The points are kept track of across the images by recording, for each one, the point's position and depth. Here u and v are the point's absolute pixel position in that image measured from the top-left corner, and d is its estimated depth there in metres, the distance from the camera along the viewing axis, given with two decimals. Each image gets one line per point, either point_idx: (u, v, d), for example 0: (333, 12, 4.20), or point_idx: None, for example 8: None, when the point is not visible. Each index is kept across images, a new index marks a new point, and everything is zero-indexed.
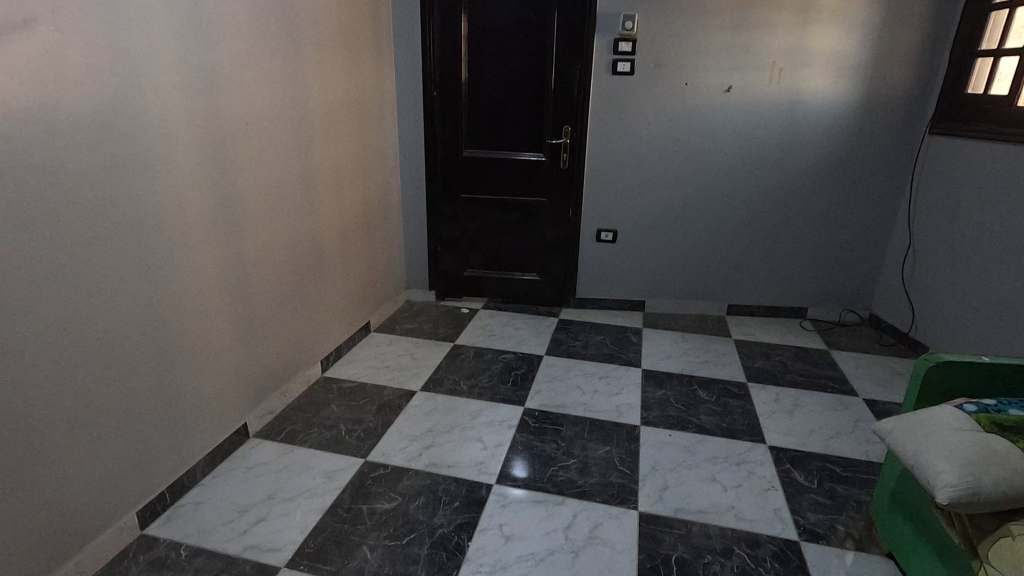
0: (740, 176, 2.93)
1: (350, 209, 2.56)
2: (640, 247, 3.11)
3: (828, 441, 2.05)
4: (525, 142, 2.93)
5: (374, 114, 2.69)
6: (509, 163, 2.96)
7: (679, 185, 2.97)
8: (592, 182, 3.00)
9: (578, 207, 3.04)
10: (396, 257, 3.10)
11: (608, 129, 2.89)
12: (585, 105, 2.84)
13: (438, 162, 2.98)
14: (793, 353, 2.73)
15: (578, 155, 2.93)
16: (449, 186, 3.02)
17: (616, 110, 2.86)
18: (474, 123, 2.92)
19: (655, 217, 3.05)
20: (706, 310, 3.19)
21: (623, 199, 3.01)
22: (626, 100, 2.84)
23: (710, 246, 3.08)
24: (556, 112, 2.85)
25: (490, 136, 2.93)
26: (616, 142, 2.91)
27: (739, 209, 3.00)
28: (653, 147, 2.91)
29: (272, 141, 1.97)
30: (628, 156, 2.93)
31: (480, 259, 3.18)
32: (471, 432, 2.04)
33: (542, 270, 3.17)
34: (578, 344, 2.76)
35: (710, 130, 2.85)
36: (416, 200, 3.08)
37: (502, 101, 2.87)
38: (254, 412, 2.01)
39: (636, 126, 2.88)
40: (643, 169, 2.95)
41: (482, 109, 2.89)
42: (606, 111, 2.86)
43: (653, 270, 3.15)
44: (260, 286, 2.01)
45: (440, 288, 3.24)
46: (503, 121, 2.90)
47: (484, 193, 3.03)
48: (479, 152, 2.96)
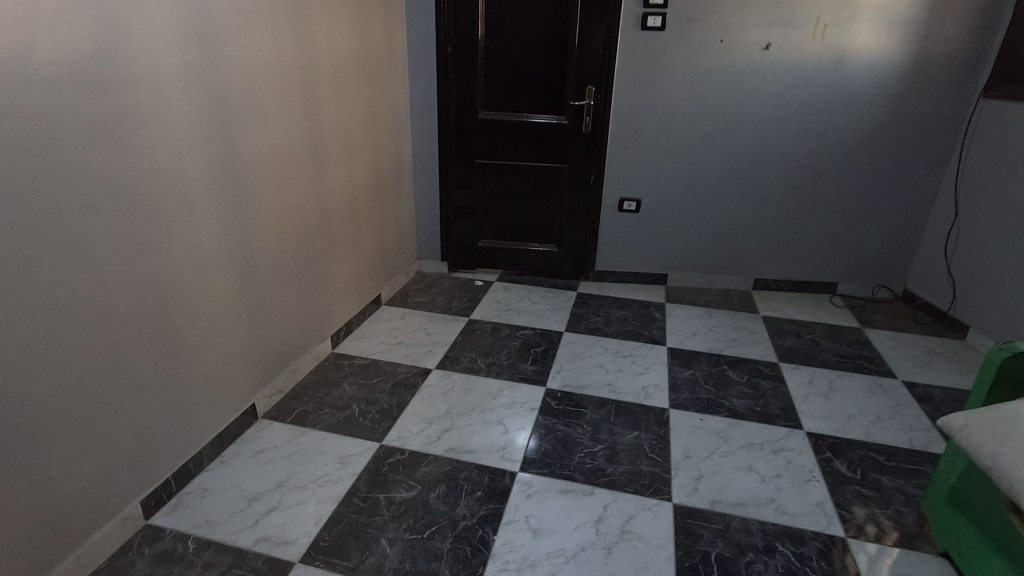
0: (775, 142, 2.75)
1: (359, 175, 2.40)
2: (664, 217, 2.95)
3: (869, 427, 1.94)
4: (545, 104, 2.74)
5: (384, 72, 2.50)
6: (528, 126, 2.78)
7: (709, 151, 2.79)
8: (616, 148, 2.82)
9: (600, 175, 2.87)
10: (407, 227, 2.95)
11: (635, 90, 2.69)
12: (610, 64, 2.64)
13: (452, 125, 2.80)
14: (825, 332, 2.60)
15: (601, 118, 2.74)
16: (464, 151, 2.85)
17: (644, 70, 2.65)
18: (491, 83, 2.72)
19: (681, 186, 2.87)
20: (732, 284, 3.04)
21: (649, 166, 2.84)
22: (655, 59, 2.63)
23: (739, 217, 2.92)
24: (579, 71, 2.65)
25: (507, 97, 2.74)
26: (643, 105, 2.72)
27: (771, 177, 2.82)
28: (683, 110, 2.71)
29: (276, 99, 1.81)
30: (655, 120, 2.75)
31: (495, 228, 3.03)
32: (491, 414, 1.93)
33: (561, 242, 3.02)
34: (600, 320, 2.64)
35: (746, 91, 2.66)
36: (427, 165, 2.91)
37: (521, 59, 2.67)
38: (262, 392, 1.91)
39: (666, 87, 2.68)
40: (671, 134, 2.77)
41: (499, 67, 2.69)
42: (633, 71, 2.66)
43: (677, 242, 2.99)
44: (266, 258, 1.87)
45: (453, 259, 3.10)
46: (521, 81, 2.71)
47: (500, 158, 2.86)
48: (496, 114, 2.77)
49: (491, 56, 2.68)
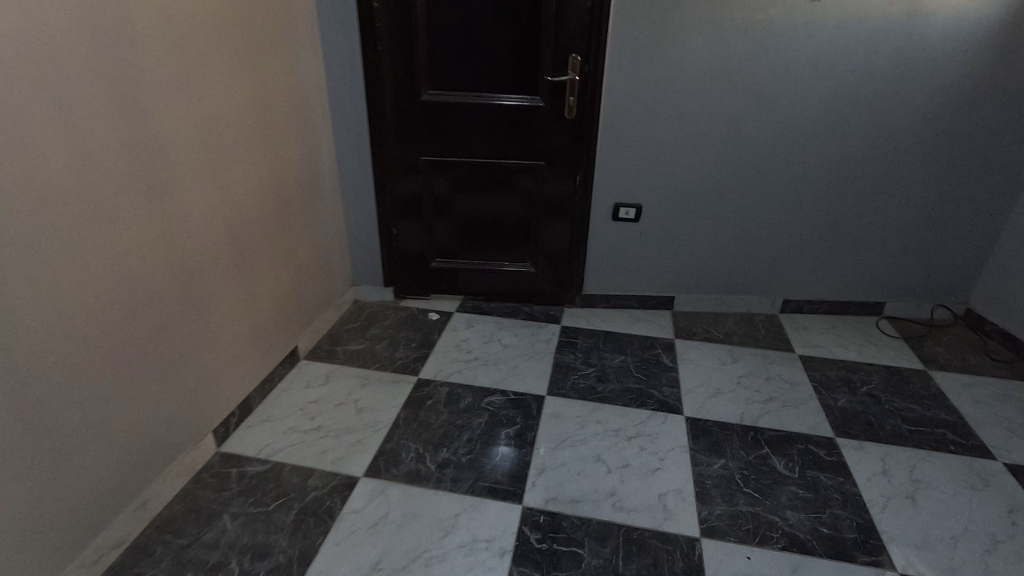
0: (818, 128, 2.09)
1: (248, 192, 1.66)
2: (672, 227, 2.28)
3: (986, 559, 1.35)
4: (513, 80, 2.02)
5: (280, 39, 1.74)
6: (491, 112, 2.06)
7: (733, 139, 2.11)
8: (610, 138, 2.11)
9: (589, 174, 2.17)
10: (334, 248, 2.23)
11: (636, 60, 1.98)
12: (602, 25, 1.91)
13: (389, 110, 2.06)
14: (884, 380, 2.00)
15: (589, 99, 2.03)
16: (406, 145, 2.13)
17: (648, 33, 1.93)
18: (437, 53, 1.98)
19: (694, 186, 2.20)
20: (754, 307, 2.41)
21: (655, 162, 2.15)
22: (663, 15, 1.91)
23: (767, 224, 2.27)
24: (557, 34, 1.92)
25: (461, 72, 2.01)
26: (646, 80, 2.01)
27: (811, 172, 2.17)
28: (700, 85, 2.02)
29: (53, 95, 1.06)
30: (661, 102, 2.04)
31: (453, 243, 2.33)
32: (441, 571, 1.29)
33: (538, 259, 2.35)
34: (593, 373, 1.99)
35: (786, 60, 1.97)
36: (356, 165, 2.16)
37: (478, 18, 1.93)
38: (79, 560, 1.22)
39: (676, 56, 1.97)
40: (684, 119, 2.07)
41: (448, 31, 1.95)
42: (633, 33, 1.93)
43: (688, 257, 2.33)
44: (74, 354, 1.16)
45: (400, 284, 2.40)
46: (480, 48, 1.97)
47: (457, 154, 2.14)
48: (447, 95, 2.04)
49: (436, 15, 1.93)
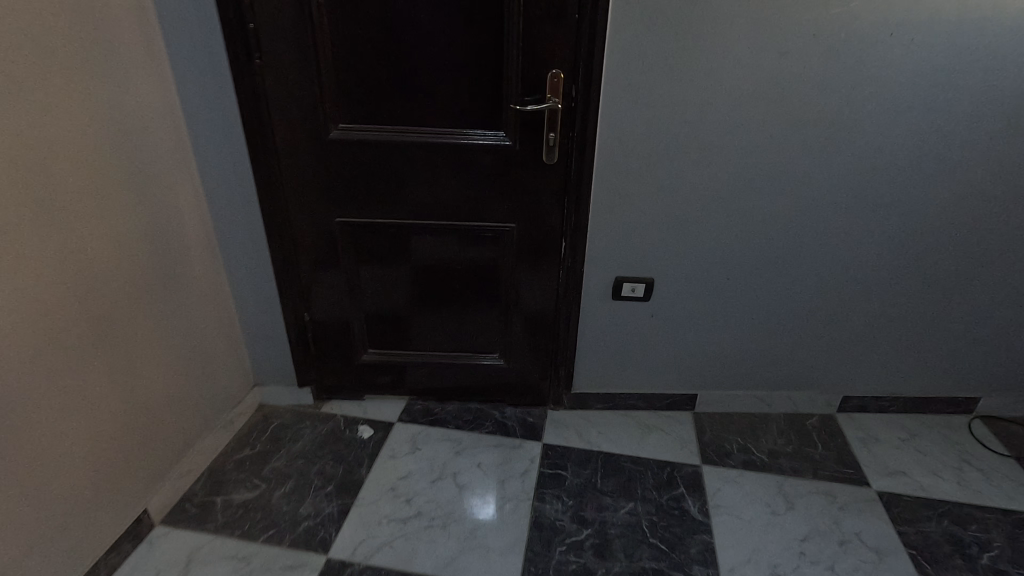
0: (905, 172, 1.46)
1: (17, 308, 1.00)
2: (695, 307, 1.64)
3: None
4: (467, 107, 1.36)
5: (80, 58, 1.08)
6: (435, 153, 1.40)
7: (785, 191, 1.48)
8: (608, 191, 1.46)
9: (579, 238, 1.52)
10: (218, 345, 1.57)
11: (648, 79, 1.32)
12: (596, 24, 1.26)
13: (284, 152, 1.39)
14: (1009, 540, 1.38)
15: (576, 138, 1.38)
16: (313, 205, 1.47)
17: (665, 38, 1.28)
18: (348, 74, 1.32)
19: (727, 253, 1.57)
20: (804, 406, 1.79)
21: (673, 221, 1.51)
22: (689, 14, 1.26)
23: (824, 301, 1.65)
24: (530, 39, 1.27)
25: (388, 96, 1.34)
26: (662, 107, 1.35)
27: (890, 233, 1.55)
28: (742, 116, 1.37)
29: None
30: (685, 139, 1.40)
31: (392, 330, 1.69)
32: None
33: (510, 350, 1.71)
34: (588, 540, 1.35)
35: (869, 78, 1.34)
36: (244, 233, 1.50)
37: (408, 15, 1.26)
38: None
39: (707, 74, 1.32)
40: (716, 162, 1.43)
41: (364, 35, 1.28)
42: (644, 38, 1.28)
43: (715, 344, 1.70)
44: None
45: (322, 383, 1.75)
46: (414, 59, 1.30)
47: (387, 215, 1.49)
48: (369, 131, 1.38)
49: (344, 9, 1.25)
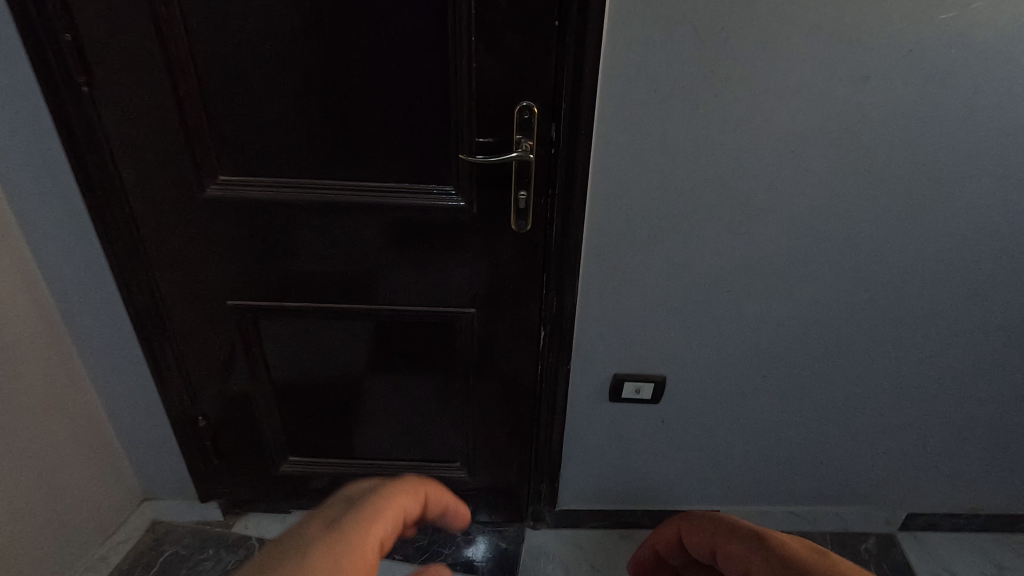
0: (1014, 242, 1.06)
1: None
2: (720, 411, 1.25)
3: None
4: (400, 155, 0.95)
5: None
6: (358, 217, 1.00)
7: (846, 272, 1.09)
8: (607, 274, 1.06)
9: (565, 331, 1.11)
10: (76, 464, 1.17)
11: (663, 117, 0.91)
12: (586, 35, 0.84)
13: (146, 218, 0.99)
14: None
15: (562, 206, 0.98)
16: (198, 285, 1.06)
17: (690, 58, 0.87)
18: (231, 117, 0.91)
19: (765, 347, 1.18)
20: (856, 525, 1.40)
21: (694, 304, 1.11)
22: (729, 40, 0.86)
23: (889, 403, 1.26)
24: (488, 57, 0.86)
25: (289, 142, 0.94)
26: (682, 156, 0.95)
27: (982, 324, 1.16)
28: (795, 176, 0.98)
29: None
30: (714, 199, 0.99)
31: (322, 434, 1.29)
32: None
33: (478, 461, 1.31)
34: None
35: (982, 120, 0.94)
36: (107, 322, 1.10)
37: (306, 21, 0.85)
38: None
39: (749, 110, 0.91)
40: (757, 228, 1.03)
41: (242, 50, 0.87)
42: (659, 58, 0.86)
43: (745, 454, 1.31)
44: None
45: (234, 497, 1.35)
46: (319, 87, 0.89)
47: (303, 298, 1.09)
48: (264, 189, 0.97)
49: (216, 23, 0.85)
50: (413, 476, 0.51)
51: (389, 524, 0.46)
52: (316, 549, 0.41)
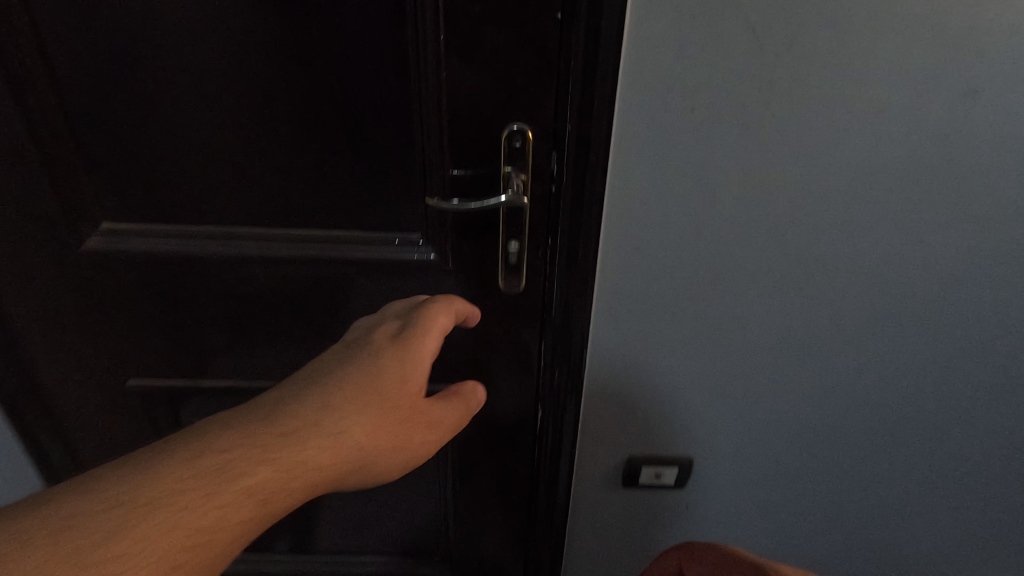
0: None
1: None
2: (763, 508, 1.01)
3: None
4: (344, 192, 0.71)
5: None
6: (291, 273, 0.76)
7: (935, 352, 0.84)
8: (625, 349, 0.83)
9: (567, 412, 0.87)
10: None
11: (704, 156, 0.69)
12: (600, 28, 0.60)
13: (15, 287, 0.74)
14: None
15: (567, 269, 0.74)
16: (95, 368, 0.82)
17: (743, 64, 0.63)
18: (123, 157, 0.68)
19: (827, 439, 0.93)
20: None
21: (734, 375, 0.86)
22: (794, 60, 0.64)
23: (983, 516, 0.99)
24: (463, 60, 0.63)
25: (203, 188, 0.70)
26: (725, 194, 0.72)
27: None
28: (873, 230, 0.75)
29: None
30: (765, 247, 0.76)
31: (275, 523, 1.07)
32: None
33: (462, 560, 1.07)
34: None
35: None
36: None
37: (207, 8, 0.61)
38: None
39: (818, 133, 0.68)
40: (818, 286, 0.79)
41: (119, 49, 0.62)
42: (701, 69, 0.63)
43: (792, 557, 1.07)
44: None
45: None
46: (231, 100, 0.65)
47: (233, 380, 0.85)
48: (169, 247, 0.73)
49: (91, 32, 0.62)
50: (446, 296, 0.67)
51: (438, 335, 0.61)
52: (391, 353, 0.57)
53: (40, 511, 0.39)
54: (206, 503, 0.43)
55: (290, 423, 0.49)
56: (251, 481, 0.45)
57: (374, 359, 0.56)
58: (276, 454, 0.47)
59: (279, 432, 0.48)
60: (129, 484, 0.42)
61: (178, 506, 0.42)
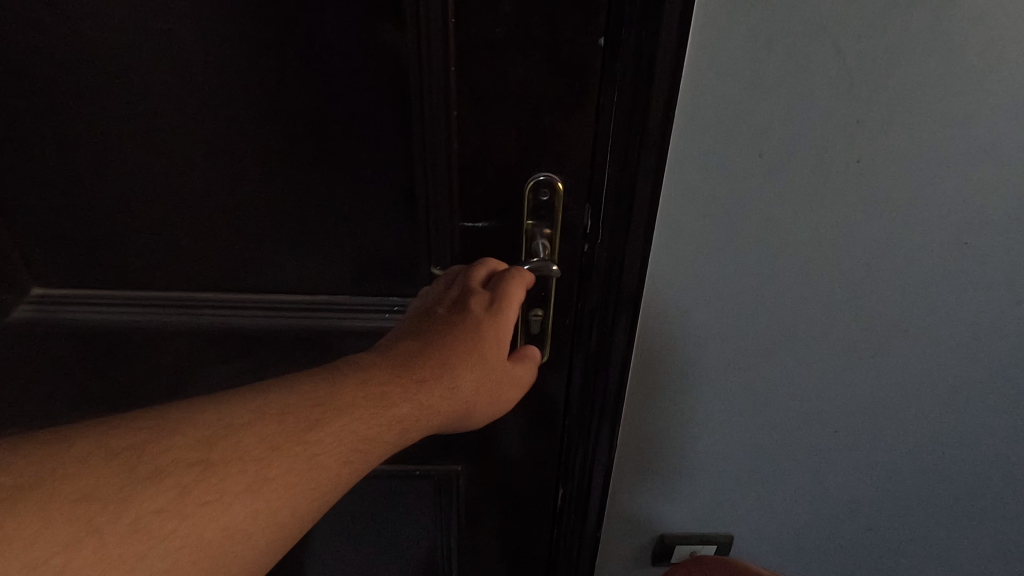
0: None
1: None
2: None
3: None
4: (326, 255, 0.61)
5: None
6: (262, 345, 0.66)
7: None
8: (656, 432, 0.73)
9: (592, 494, 0.75)
10: None
11: (760, 229, 0.57)
12: (648, 81, 0.48)
13: None
14: None
15: (595, 349, 0.64)
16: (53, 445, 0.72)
17: (815, 126, 0.52)
18: (79, 224, 0.59)
19: (892, 539, 0.79)
20: None
21: (788, 452, 0.73)
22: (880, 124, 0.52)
23: None
24: (478, 108, 0.52)
25: (172, 256, 0.61)
26: (792, 251, 0.59)
27: None
28: (965, 313, 0.62)
29: None
30: (834, 311, 0.63)
31: None
32: None
33: None
34: None
35: None
36: None
37: (161, 41, 0.50)
38: None
39: (911, 183, 0.55)
40: (897, 357, 0.66)
41: (60, 93, 0.52)
42: (763, 132, 0.52)
43: None
44: None
45: None
46: (194, 150, 0.55)
47: None
48: (137, 314, 0.64)
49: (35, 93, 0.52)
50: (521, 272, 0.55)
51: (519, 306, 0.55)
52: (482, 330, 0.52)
53: (175, 434, 0.39)
54: (337, 439, 0.44)
55: (413, 367, 0.49)
56: (379, 422, 0.46)
57: (482, 308, 0.53)
58: (401, 398, 0.47)
59: (402, 376, 0.48)
60: (264, 416, 0.42)
61: (311, 445, 0.42)
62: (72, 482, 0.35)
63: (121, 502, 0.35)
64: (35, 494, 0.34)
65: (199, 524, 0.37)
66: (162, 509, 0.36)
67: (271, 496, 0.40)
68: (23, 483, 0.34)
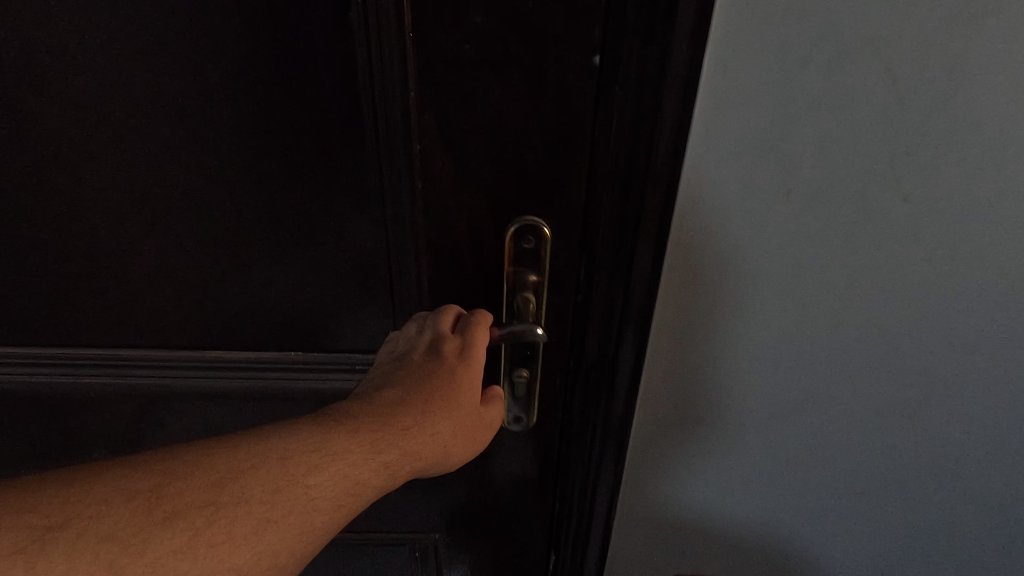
0: None
1: None
2: None
3: None
4: (276, 311, 0.53)
5: None
6: (210, 401, 0.59)
7: None
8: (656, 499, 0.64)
9: (586, 563, 0.67)
10: None
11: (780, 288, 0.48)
12: (648, 131, 0.40)
13: None
14: None
15: (589, 419, 0.56)
16: None
17: (847, 171, 0.42)
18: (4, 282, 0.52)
19: None
20: None
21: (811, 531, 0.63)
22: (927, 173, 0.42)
23: None
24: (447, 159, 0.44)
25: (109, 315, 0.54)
26: (817, 311, 0.49)
27: None
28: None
29: None
30: (870, 377, 0.52)
31: None
32: None
33: None
34: None
35: None
36: None
37: (65, 60, 0.42)
38: None
39: (978, 233, 0.44)
40: (949, 432, 0.55)
41: None
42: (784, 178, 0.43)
43: None
44: None
45: None
46: (124, 203, 0.48)
47: None
48: (77, 375, 0.58)
49: None
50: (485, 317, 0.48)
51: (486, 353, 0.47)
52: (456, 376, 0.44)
53: (191, 474, 0.33)
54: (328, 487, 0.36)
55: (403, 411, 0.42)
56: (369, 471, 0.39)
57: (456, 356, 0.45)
58: (394, 442, 0.40)
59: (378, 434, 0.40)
60: (262, 456, 0.35)
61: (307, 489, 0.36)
62: (97, 523, 0.30)
63: (143, 546, 0.30)
64: (58, 536, 0.29)
65: (216, 572, 0.31)
66: (180, 552, 0.30)
67: (269, 545, 0.34)
68: (47, 524, 0.29)
